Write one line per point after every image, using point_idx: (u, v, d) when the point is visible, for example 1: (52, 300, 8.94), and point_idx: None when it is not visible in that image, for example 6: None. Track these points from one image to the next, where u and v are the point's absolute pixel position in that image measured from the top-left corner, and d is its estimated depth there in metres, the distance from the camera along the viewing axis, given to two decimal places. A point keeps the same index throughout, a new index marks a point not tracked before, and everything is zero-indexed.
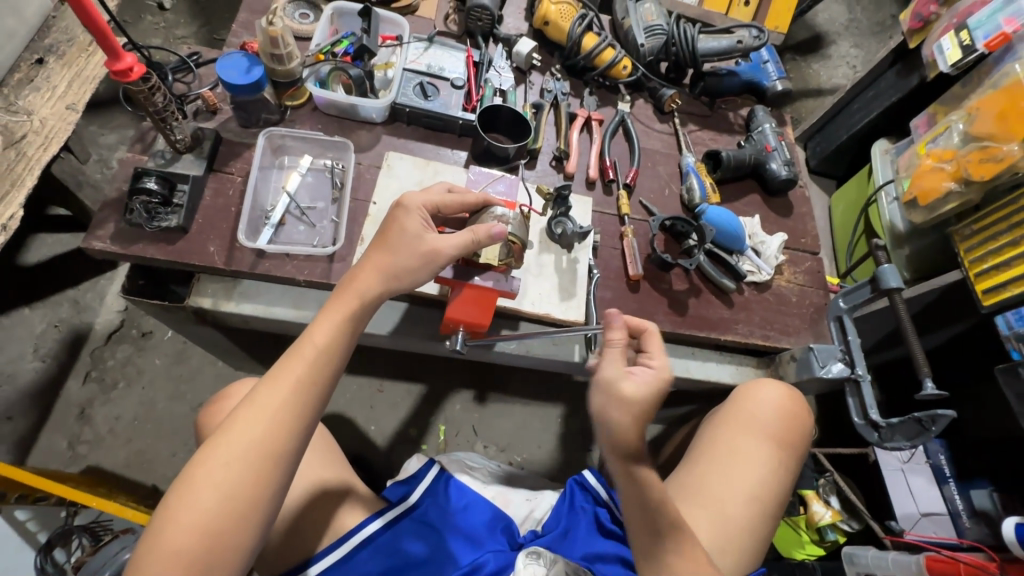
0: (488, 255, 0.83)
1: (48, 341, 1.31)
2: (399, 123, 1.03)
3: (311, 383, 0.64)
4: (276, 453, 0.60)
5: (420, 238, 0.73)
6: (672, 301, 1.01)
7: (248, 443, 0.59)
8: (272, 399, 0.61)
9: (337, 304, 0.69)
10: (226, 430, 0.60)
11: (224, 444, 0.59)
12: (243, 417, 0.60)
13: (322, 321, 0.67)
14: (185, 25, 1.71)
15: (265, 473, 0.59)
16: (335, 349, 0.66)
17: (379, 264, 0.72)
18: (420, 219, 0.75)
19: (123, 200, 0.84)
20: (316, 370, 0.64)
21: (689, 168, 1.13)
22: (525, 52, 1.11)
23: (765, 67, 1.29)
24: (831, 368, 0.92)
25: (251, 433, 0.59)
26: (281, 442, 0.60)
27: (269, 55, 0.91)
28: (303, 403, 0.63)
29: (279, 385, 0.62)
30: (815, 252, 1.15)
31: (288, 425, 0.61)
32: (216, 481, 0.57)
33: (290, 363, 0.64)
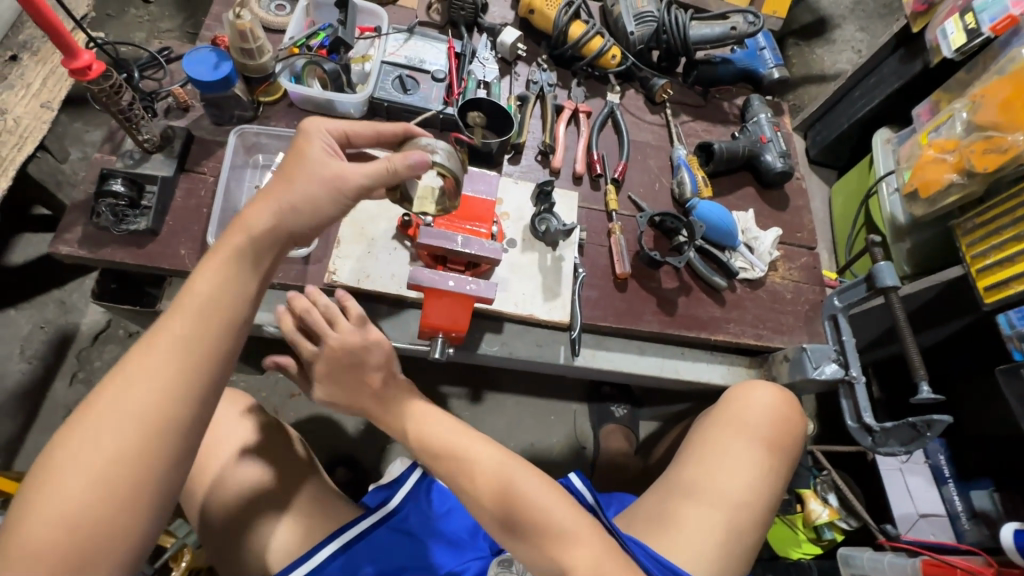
0: (421, 203, 0.77)
1: (34, 342, 1.30)
2: (379, 118, 1.00)
3: (195, 340, 0.59)
4: (163, 409, 0.56)
5: (325, 163, 0.66)
6: (661, 300, 0.98)
7: (124, 409, 0.55)
8: (150, 361, 0.57)
9: (221, 253, 0.64)
10: (98, 400, 0.55)
11: (95, 413, 0.54)
12: (115, 384, 0.56)
13: (205, 272, 0.62)
14: (170, 18, 1.68)
15: (152, 432, 0.55)
16: (220, 300, 0.62)
17: (275, 196, 0.65)
18: (329, 146, 0.69)
19: (91, 202, 0.82)
20: (202, 324, 0.60)
21: (680, 162, 1.09)
22: (509, 42, 1.07)
23: (762, 53, 1.25)
24: (824, 369, 0.89)
25: (129, 394, 0.55)
26: (167, 397, 0.56)
27: (240, 50, 0.87)
28: (192, 356, 0.59)
29: (163, 339, 0.58)
30: (812, 247, 1.11)
31: (171, 385, 0.57)
32: (86, 456, 0.53)
33: (170, 320, 0.59)
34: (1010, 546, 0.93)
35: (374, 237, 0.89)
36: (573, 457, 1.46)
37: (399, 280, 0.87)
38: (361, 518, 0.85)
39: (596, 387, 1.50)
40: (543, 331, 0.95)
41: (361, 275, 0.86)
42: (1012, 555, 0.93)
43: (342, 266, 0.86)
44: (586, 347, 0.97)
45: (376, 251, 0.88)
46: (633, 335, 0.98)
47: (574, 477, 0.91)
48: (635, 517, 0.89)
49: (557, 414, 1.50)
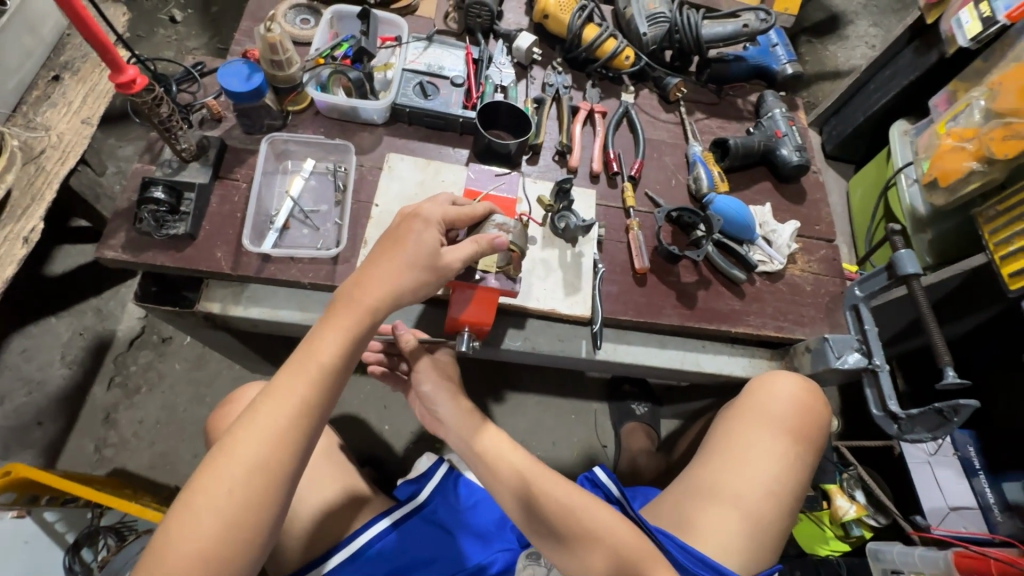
0: (488, 262, 0.85)
1: (74, 348, 1.36)
2: (400, 123, 1.03)
3: (314, 400, 0.64)
4: (277, 471, 0.61)
5: (434, 248, 0.73)
6: (681, 294, 0.99)
7: (250, 462, 0.60)
8: (275, 418, 0.62)
9: (340, 318, 0.68)
10: (228, 449, 0.60)
11: (225, 461, 0.60)
12: (243, 437, 0.61)
13: (327, 334, 0.67)
14: (196, 37, 1.75)
15: (266, 492, 0.60)
16: (337, 366, 0.66)
17: (387, 272, 0.70)
18: (438, 233, 0.75)
19: (132, 210, 0.86)
20: (319, 383, 0.65)
21: (696, 158, 1.10)
22: (525, 47, 1.10)
23: (773, 50, 1.27)
24: (847, 359, 0.90)
25: (247, 451, 0.60)
26: (281, 459, 0.61)
27: (269, 62, 0.91)
28: (303, 419, 0.63)
29: (278, 400, 0.63)
30: (831, 240, 1.12)
31: (290, 439, 0.62)
32: (216, 502, 0.58)
33: (293, 378, 0.64)
34: None
35: None
36: (594, 456, 1.47)
37: None
38: (395, 507, 0.89)
39: (616, 385, 1.51)
40: (564, 325, 0.96)
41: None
42: None
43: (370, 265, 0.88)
44: (608, 342, 0.98)
45: None
46: (654, 329, 0.99)
47: (599, 470, 0.93)
48: (660, 510, 0.90)
49: (578, 413, 1.51)
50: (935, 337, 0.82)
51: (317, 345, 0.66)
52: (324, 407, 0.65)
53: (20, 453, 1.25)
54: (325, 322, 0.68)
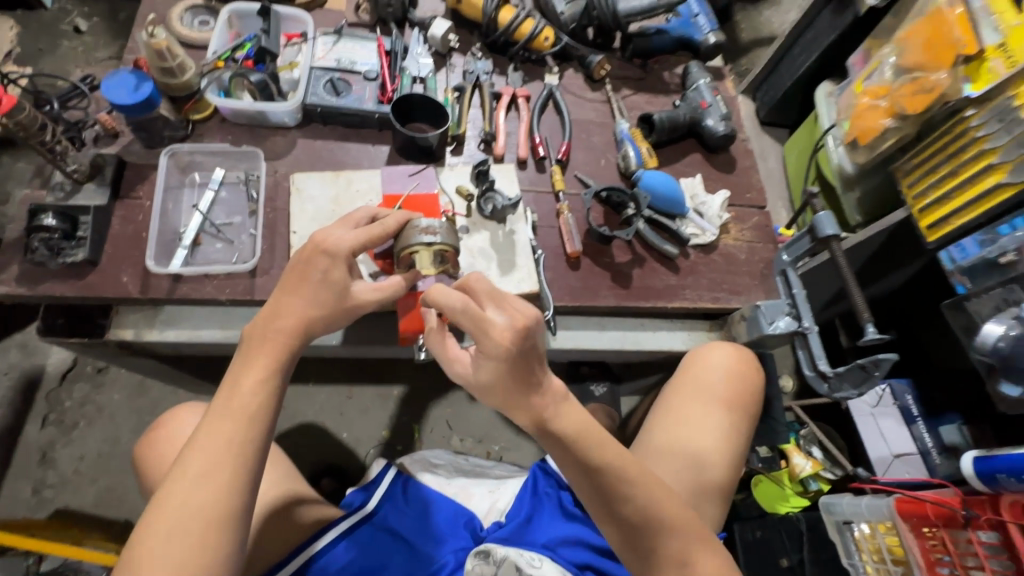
0: (423, 268, 0.75)
1: (1, 389, 1.29)
2: (315, 123, 0.99)
3: (246, 437, 0.64)
4: (221, 516, 0.60)
5: (330, 273, 0.69)
6: (615, 274, 0.99)
7: (187, 511, 0.59)
8: (206, 460, 0.61)
9: (260, 353, 0.67)
10: (159, 516, 0.59)
11: (157, 528, 0.58)
12: (170, 499, 0.59)
13: (249, 373, 0.66)
14: (105, 46, 1.66)
15: (209, 540, 0.59)
16: (259, 407, 0.65)
17: (295, 310, 0.68)
18: (347, 268, 0.70)
19: (23, 240, 0.80)
20: (244, 425, 0.64)
21: (623, 135, 1.10)
22: (440, 34, 1.07)
23: (695, 20, 1.25)
24: (778, 323, 0.91)
25: (178, 501, 0.59)
26: (218, 501, 0.60)
27: (160, 69, 0.86)
28: (239, 457, 0.63)
29: (207, 444, 0.62)
30: (761, 207, 1.13)
31: (226, 478, 0.61)
32: (160, 555, 0.57)
33: (219, 422, 0.63)
34: (970, 472, 0.97)
35: None
36: None
37: None
38: (342, 518, 0.87)
39: (574, 368, 1.51)
40: None
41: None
42: (973, 481, 0.97)
43: None
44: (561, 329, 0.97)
45: None
46: (592, 312, 0.98)
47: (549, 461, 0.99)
48: None
49: None
50: (855, 293, 0.85)
51: (243, 383, 0.66)
52: (260, 440, 0.65)
53: None
54: (244, 361, 0.67)
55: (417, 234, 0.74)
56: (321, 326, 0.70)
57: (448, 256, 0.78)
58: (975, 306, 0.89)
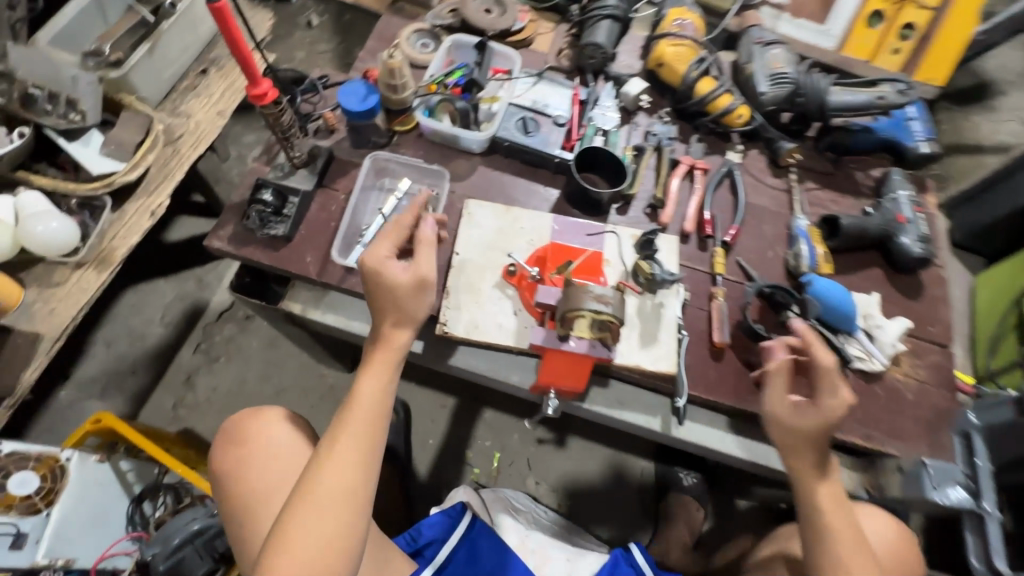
0: (579, 330, 0.81)
1: (173, 311, 1.50)
2: (497, 154, 1.05)
3: (374, 426, 0.70)
4: (358, 492, 0.66)
5: (379, 263, 0.76)
6: (757, 378, 0.92)
7: (332, 487, 0.65)
8: (344, 445, 0.68)
9: (377, 365, 0.73)
10: (306, 504, 0.64)
11: (304, 504, 0.64)
12: (314, 492, 0.65)
13: (368, 379, 0.72)
14: (326, 41, 1.91)
15: (349, 514, 0.65)
16: (381, 407, 0.71)
17: (396, 319, 0.74)
18: (383, 254, 0.76)
19: (241, 206, 0.93)
20: (369, 425, 0.70)
21: (799, 232, 1.03)
22: (633, 93, 1.09)
23: (908, 124, 1.14)
24: (950, 493, 0.80)
25: (322, 480, 0.65)
26: (354, 479, 0.66)
27: (386, 84, 0.95)
28: (369, 442, 0.69)
29: (343, 433, 0.68)
30: (945, 345, 1.00)
31: (361, 460, 0.67)
32: (309, 529, 0.63)
33: (350, 415, 0.70)
34: None
35: (480, 287, 0.91)
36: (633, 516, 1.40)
37: (506, 331, 0.88)
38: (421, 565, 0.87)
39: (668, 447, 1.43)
40: (627, 390, 0.93)
41: (471, 326, 0.88)
42: None
43: (453, 318, 0.88)
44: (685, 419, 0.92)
45: (484, 299, 0.90)
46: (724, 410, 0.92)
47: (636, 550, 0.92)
48: None
49: (622, 469, 1.44)
50: None
51: (365, 384, 0.72)
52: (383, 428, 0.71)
53: (113, 397, 1.39)
54: (363, 370, 0.73)
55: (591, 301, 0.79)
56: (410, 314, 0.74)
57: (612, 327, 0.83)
58: None
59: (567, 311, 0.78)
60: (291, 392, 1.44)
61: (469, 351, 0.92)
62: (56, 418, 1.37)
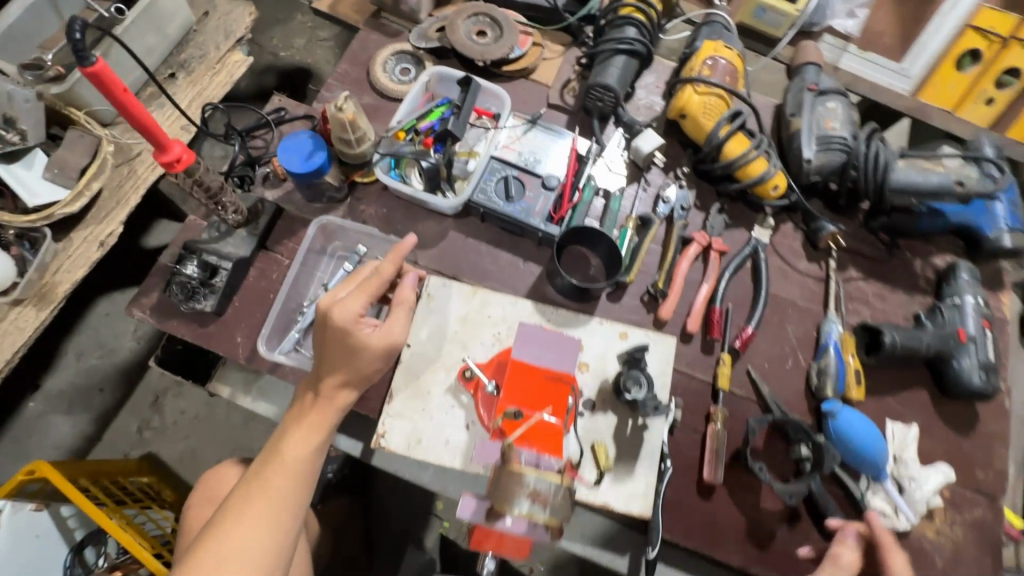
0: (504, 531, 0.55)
1: (146, 325, 1.43)
2: (473, 218, 0.89)
3: (294, 490, 0.63)
4: (264, 560, 0.59)
5: (352, 323, 0.66)
6: (752, 525, 0.77)
7: (234, 553, 0.58)
8: (256, 508, 0.61)
9: (306, 423, 0.65)
10: (200, 563, 0.58)
11: (199, 571, 0.57)
12: (211, 553, 0.58)
13: (297, 435, 0.65)
14: (328, 27, 1.73)
15: None
16: (305, 467, 0.64)
17: (346, 378, 0.66)
18: (358, 304, 0.67)
19: (169, 269, 0.81)
20: (289, 485, 0.63)
21: (829, 342, 0.85)
22: (646, 149, 0.91)
23: (992, 206, 0.91)
24: None
25: (222, 545, 0.58)
26: (261, 545, 0.59)
27: (338, 138, 0.80)
28: (283, 509, 0.62)
29: (257, 496, 0.61)
30: (993, 497, 0.82)
31: (273, 525, 0.61)
32: None
33: (268, 473, 0.63)
34: None
35: (431, 390, 0.77)
36: None
37: (454, 448, 0.75)
38: None
39: None
40: (593, 521, 0.79)
41: (414, 441, 0.75)
42: None
43: (394, 428, 0.76)
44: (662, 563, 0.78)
45: (432, 406, 0.77)
46: (706, 556, 0.78)
47: None
48: None
49: None
50: None
51: (289, 449, 0.64)
52: (303, 492, 0.64)
53: (79, 413, 1.35)
54: (293, 424, 0.66)
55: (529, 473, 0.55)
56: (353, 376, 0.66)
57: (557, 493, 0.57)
58: None
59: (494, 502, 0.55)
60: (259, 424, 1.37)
61: (412, 459, 0.79)
62: (23, 431, 1.33)
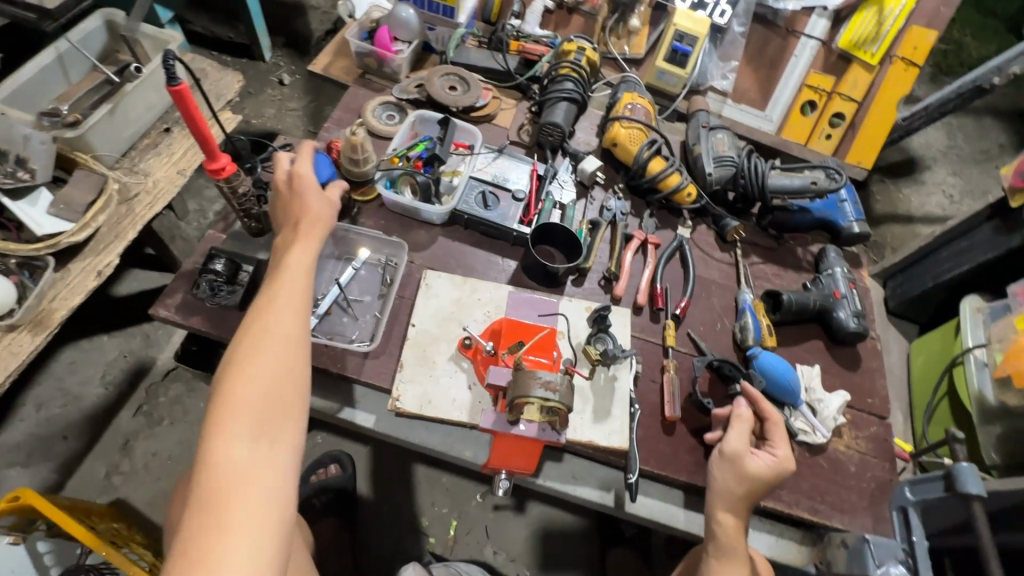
0: (527, 415, 0.76)
1: (115, 370, 1.42)
2: (457, 225, 1.07)
3: (302, 283, 0.73)
4: (303, 336, 0.69)
5: (302, 186, 0.81)
6: (709, 452, 0.93)
7: (277, 339, 0.67)
8: (285, 303, 0.70)
9: (304, 237, 0.76)
10: (250, 348, 0.66)
11: (251, 357, 0.65)
12: (252, 343, 0.66)
13: (299, 244, 0.76)
14: (298, 99, 1.95)
15: (301, 360, 0.67)
16: (310, 268, 0.75)
17: (308, 225, 0.78)
18: (300, 177, 0.82)
19: (194, 273, 0.91)
20: (288, 364, 0.66)
21: (745, 306, 1.08)
22: (589, 169, 1.15)
23: (842, 206, 1.21)
24: (888, 569, 0.82)
25: (264, 339, 0.66)
26: (293, 323, 0.69)
27: (349, 158, 0.98)
28: (299, 295, 0.71)
29: (275, 290, 0.71)
30: (883, 416, 1.04)
31: (303, 308, 0.71)
32: (261, 376, 0.64)
33: (286, 275, 0.72)
34: None
35: (435, 360, 0.90)
36: None
37: (460, 405, 0.87)
38: None
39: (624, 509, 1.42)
40: (581, 462, 0.92)
41: (424, 402, 0.87)
42: None
43: (407, 392, 0.87)
44: (643, 495, 0.93)
45: (436, 373, 0.89)
46: (676, 484, 0.93)
47: None
48: None
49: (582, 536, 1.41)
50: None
51: (290, 257, 0.75)
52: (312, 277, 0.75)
53: (41, 463, 1.30)
54: (291, 240, 0.76)
55: (537, 386, 0.74)
56: (313, 227, 0.78)
57: (560, 416, 0.76)
58: None
59: (514, 396, 0.75)
60: None
61: (421, 424, 0.90)
62: None
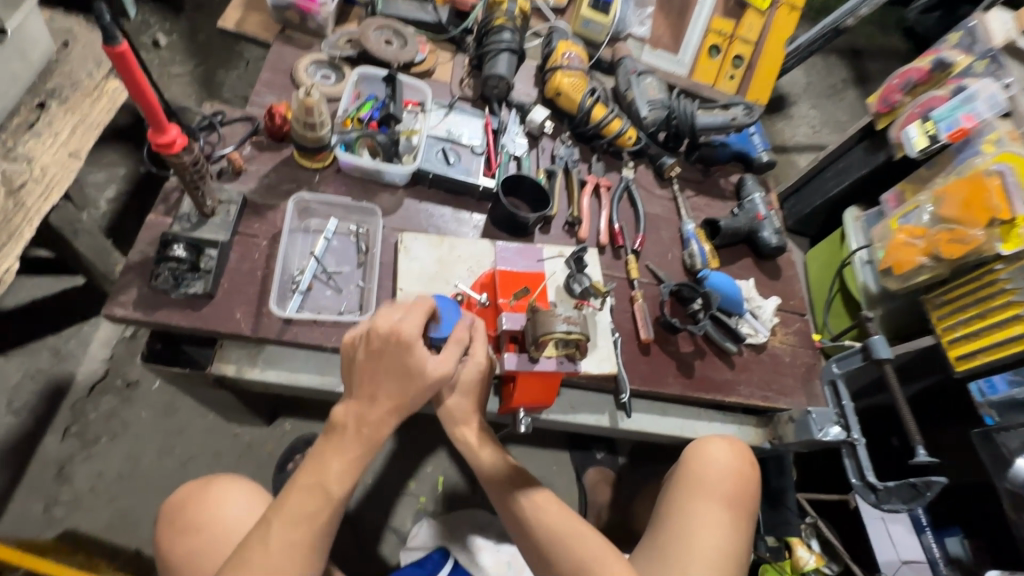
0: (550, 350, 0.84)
1: (23, 394, 1.24)
2: (420, 185, 1.06)
3: (345, 466, 0.75)
4: (326, 515, 0.73)
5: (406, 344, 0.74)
6: (680, 363, 1.07)
7: (301, 516, 0.71)
8: (313, 483, 0.73)
9: (350, 438, 0.75)
10: (273, 522, 0.71)
11: (274, 526, 0.70)
12: (275, 519, 0.71)
13: (337, 450, 0.75)
14: (181, 63, 1.71)
15: (318, 532, 0.72)
16: (349, 474, 0.75)
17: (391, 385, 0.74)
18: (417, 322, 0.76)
19: (147, 264, 0.83)
20: (313, 522, 0.72)
21: (690, 235, 1.20)
22: (538, 120, 1.18)
23: (753, 138, 1.38)
24: (828, 431, 0.99)
25: (283, 514, 0.71)
26: (317, 501, 0.73)
27: (303, 123, 0.91)
28: (328, 481, 0.74)
29: (315, 468, 0.74)
30: (802, 314, 1.24)
31: (337, 487, 0.74)
32: (269, 550, 0.69)
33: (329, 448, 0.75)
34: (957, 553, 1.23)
35: None
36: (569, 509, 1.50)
37: None
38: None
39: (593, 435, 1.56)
40: (575, 393, 1.01)
41: None
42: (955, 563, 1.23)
43: None
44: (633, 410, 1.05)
45: None
46: (658, 397, 1.06)
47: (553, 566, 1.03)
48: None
49: (558, 466, 1.53)
50: (904, 413, 0.96)
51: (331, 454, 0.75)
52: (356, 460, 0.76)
53: None
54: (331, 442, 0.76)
55: (560, 322, 0.80)
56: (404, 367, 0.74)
57: (578, 343, 0.84)
58: (1003, 439, 1.04)
59: (538, 336, 0.80)
60: (199, 462, 1.27)
61: None
62: None
